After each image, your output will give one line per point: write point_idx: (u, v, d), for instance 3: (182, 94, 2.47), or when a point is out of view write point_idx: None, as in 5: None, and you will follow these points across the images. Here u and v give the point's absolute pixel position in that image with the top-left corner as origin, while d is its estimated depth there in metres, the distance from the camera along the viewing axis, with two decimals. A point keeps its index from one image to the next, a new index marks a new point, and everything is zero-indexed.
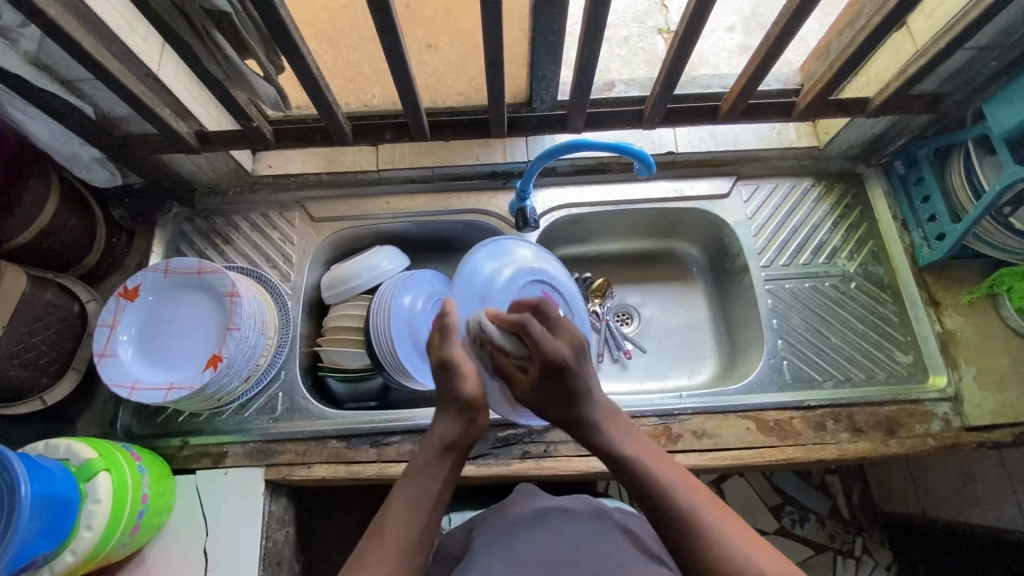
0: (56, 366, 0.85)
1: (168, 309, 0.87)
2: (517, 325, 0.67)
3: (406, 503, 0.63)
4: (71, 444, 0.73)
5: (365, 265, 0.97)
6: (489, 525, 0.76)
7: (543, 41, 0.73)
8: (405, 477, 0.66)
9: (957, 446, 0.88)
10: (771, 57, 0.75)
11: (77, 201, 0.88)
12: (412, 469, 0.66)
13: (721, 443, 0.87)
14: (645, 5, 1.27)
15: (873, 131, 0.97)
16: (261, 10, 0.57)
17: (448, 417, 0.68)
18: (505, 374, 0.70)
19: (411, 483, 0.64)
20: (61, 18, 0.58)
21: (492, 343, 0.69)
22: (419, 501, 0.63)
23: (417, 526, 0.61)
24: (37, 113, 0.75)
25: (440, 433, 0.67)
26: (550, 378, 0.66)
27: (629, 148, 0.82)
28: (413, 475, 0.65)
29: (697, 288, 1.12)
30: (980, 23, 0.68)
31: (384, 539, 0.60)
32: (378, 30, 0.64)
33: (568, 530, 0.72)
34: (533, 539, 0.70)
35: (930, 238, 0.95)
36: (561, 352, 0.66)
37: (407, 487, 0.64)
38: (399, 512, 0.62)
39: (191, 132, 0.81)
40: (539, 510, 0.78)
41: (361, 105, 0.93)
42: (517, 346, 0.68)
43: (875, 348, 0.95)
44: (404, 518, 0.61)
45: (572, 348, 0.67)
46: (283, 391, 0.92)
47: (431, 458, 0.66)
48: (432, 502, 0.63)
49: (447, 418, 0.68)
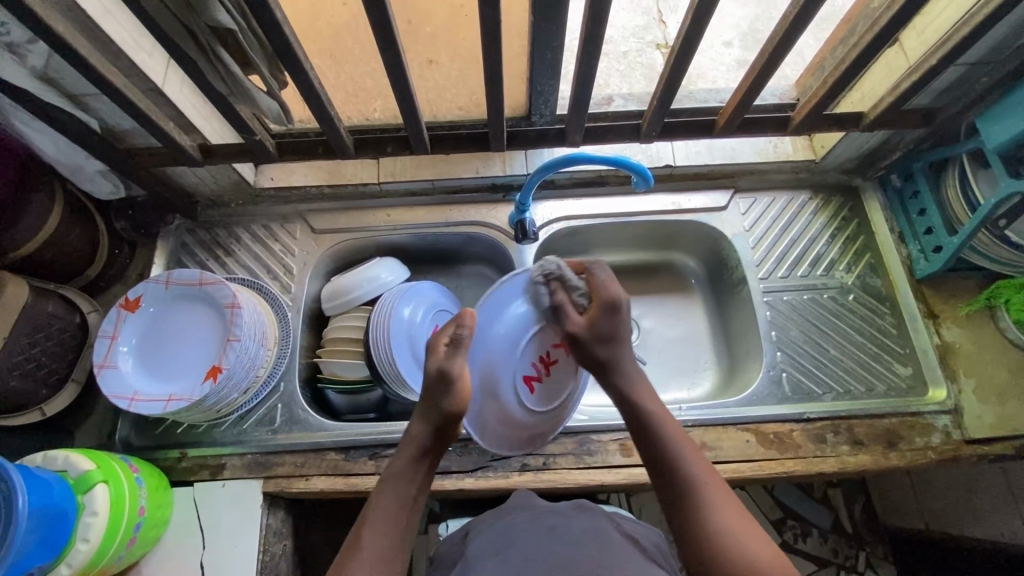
0: (56, 376, 0.85)
1: (165, 321, 0.87)
2: (584, 270, 0.77)
3: (382, 511, 0.64)
4: (69, 455, 0.73)
5: (366, 277, 0.98)
6: (488, 527, 0.76)
7: (542, 56, 0.74)
8: (380, 487, 0.67)
9: (958, 458, 0.88)
10: (765, 73, 0.76)
11: (80, 212, 0.89)
12: (387, 479, 0.67)
13: (721, 456, 0.87)
14: (643, 21, 1.30)
15: (868, 144, 0.98)
16: (265, 28, 0.58)
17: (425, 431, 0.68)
18: (559, 311, 0.74)
19: (385, 494, 0.66)
20: (70, 35, 0.59)
21: (559, 277, 0.75)
22: (394, 510, 0.64)
23: (394, 538, 0.63)
24: (44, 127, 0.76)
25: (414, 445, 0.68)
26: (607, 316, 0.72)
27: (627, 162, 0.82)
28: (386, 486, 0.66)
29: (696, 299, 1.12)
30: (970, 40, 0.69)
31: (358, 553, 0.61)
32: (379, 46, 0.65)
33: (568, 531, 0.72)
34: (531, 539, 0.70)
35: (926, 250, 0.96)
36: (618, 294, 0.73)
37: (383, 497, 0.65)
38: (372, 525, 0.63)
39: (194, 145, 0.82)
40: (535, 509, 0.78)
41: (363, 118, 0.91)
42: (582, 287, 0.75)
43: (874, 360, 0.95)
44: (378, 527, 0.63)
45: (625, 295, 0.75)
46: (282, 403, 0.92)
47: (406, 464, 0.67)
48: (404, 512, 0.65)
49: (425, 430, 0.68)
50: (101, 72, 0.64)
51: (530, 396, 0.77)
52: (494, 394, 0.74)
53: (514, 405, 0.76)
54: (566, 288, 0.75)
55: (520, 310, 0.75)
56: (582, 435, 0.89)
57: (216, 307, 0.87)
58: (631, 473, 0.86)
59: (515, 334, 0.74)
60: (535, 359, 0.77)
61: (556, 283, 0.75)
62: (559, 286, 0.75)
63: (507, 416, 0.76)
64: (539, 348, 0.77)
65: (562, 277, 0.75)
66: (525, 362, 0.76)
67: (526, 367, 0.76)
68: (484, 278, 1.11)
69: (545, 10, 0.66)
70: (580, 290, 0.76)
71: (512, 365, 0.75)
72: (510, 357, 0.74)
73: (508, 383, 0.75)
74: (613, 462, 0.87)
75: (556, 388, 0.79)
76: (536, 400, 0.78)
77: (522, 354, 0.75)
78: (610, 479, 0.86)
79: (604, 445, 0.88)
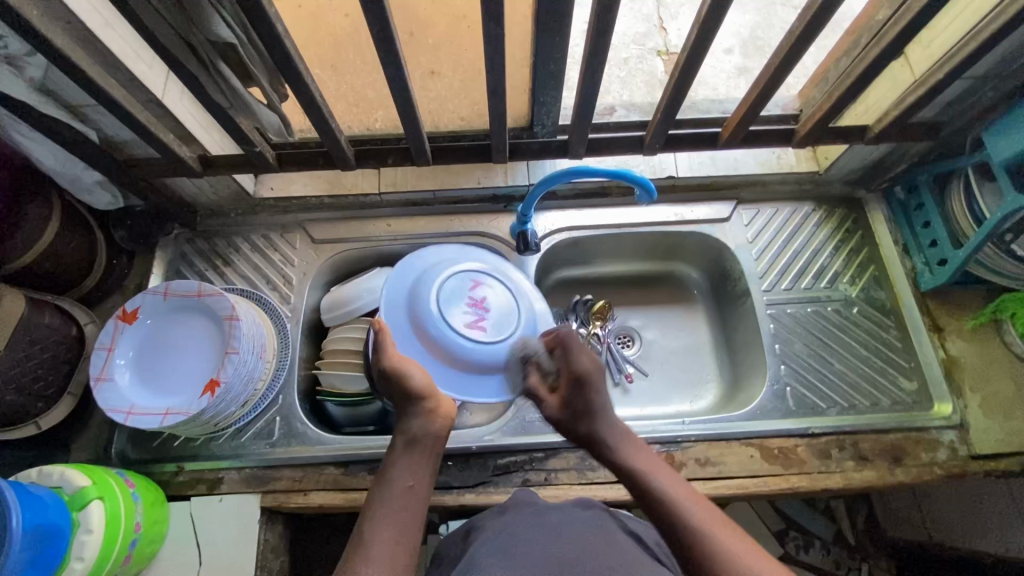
0: (52, 390, 0.84)
1: (162, 332, 0.86)
2: (553, 342, 0.77)
3: (386, 499, 0.62)
4: (65, 471, 0.72)
5: (366, 287, 0.96)
6: (486, 525, 0.73)
7: (545, 68, 0.74)
8: (382, 478, 0.65)
9: (964, 474, 0.87)
10: (771, 87, 0.76)
11: (78, 223, 0.88)
12: (387, 468, 0.65)
13: (725, 472, 0.86)
14: (644, 28, 1.29)
15: (872, 157, 0.97)
16: (267, 41, 0.57)
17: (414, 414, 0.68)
18: (535, 395, 0.76)
19: (387, 482, 0.64)
20: (69, 48, 0.58)
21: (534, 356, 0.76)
22: (399, 497, 0.62)
23: (403, 525, 0.60)
24: (42, 138, 0.75)
25: (407, 430, 0.68)
26: (572, 390, 0.73)
27: (629, 174, 0.82)
28: (388, 477, 0.64)
29: (698, 311, 1.11)
30: (978, 55, 0.69)
31: (366, 544, 0.58)
32: (381, 59, 0.64)
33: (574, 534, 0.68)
34: (535, 540, 0.66)
35: (931, 263, 0.95)
36: (582, 366, 0.73)
37: (386, 486, 0.63)
38: (377, 515, 0.60)
39: (194, 156, 0.82)
40: (536, 512, 0.74)
41: (364, 128, 0.92)
42: (553, 364, 0.76)
43: (879, 375, 0.94)
44: (385, 516, 0.60)
45: (597, 364, 0.74)
46: (280, 416, 0.91)
47: (405, 451, 0.66)
48: (411, 499, 0.63)
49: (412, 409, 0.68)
50: (101, 85, 0.63)
51: (481, 334, 0.76)
52: (445, 352, 0.74)
53: (473, 351, 0.75)
54: (537, 366, 0.77)
55: (434, 265, 0.80)
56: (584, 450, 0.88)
57: (214, 316, 0.86)
58: None
59: (428, 295, 0.76)
60: (461, 303, 0.77)
61: (533, 364, 0.76)
62: (534, 366, 0.76)
63: (478, 363, 0.75)
64: (458, 293, 0.78)
65: (535, 359, 0.76)
66: (453, 314, 0.76)
67: (458, 316, 0.76)
68: None
69: (549, 23, 0.65)
70: (550, 365, 0.77)
71: (441, 323, 0.75)
72: (434, 315, 0.75)
73: (449, 335, 0.74)
74: (616, 478, 0.86)
75: (503, 316, 0.78)
76: (490, 337, 0.76)
77: (442, 310, 0.76)
78: (612, 496, 0.85)
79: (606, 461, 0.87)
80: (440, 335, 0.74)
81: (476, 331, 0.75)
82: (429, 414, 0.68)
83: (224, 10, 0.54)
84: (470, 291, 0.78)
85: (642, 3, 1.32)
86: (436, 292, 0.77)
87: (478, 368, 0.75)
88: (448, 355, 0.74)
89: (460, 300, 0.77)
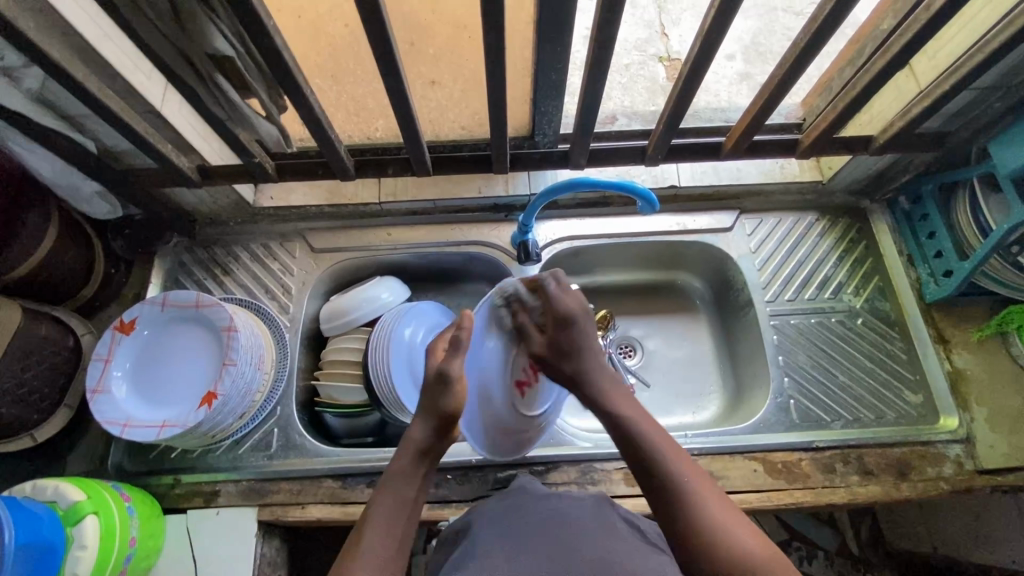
0: (48, 402, 0.83)
1: (161, 345, 0.86)
2: (536, 284, 0.73)
3: (387, 509, 0.62)
4: (59, 486, 0.71)
5: (366, 297, 0.96)
6: (489, 507, 0.72)
7: (546, 78, 0.73)
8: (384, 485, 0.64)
9: (970, 489, 0.86)
10: (774, 99, 0.75)
11: (76, 233, 0.88)
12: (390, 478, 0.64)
13: (727, 487, 0.85)
14: (646, 33, 1.29)
15: (876, 167, 0.96)
16: (266, 54, 0.56)
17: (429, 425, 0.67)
18: (519, 334, 0.73)
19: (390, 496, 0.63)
20: (65, 60, 0.58)
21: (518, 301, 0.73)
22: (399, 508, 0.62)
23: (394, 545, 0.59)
24: (39, 149, 0.75)
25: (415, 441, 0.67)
26: (559, 331, 0.70)
27: (632, 187, 0.81)
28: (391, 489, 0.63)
29: (701, 320, 1.10)
30: (985, 66, 0.68)
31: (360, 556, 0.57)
32: (381, 72, 0.64)
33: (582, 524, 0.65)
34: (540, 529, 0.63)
35: (936, 274, 0.94)
36: (569, 308, 0.70)
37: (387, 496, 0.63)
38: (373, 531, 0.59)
39: (193, 166, 0.81)
40: (542, 496, 0.73)
41: (364, 137, 0.91)
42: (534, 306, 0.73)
43: (884, 387, 0.93)
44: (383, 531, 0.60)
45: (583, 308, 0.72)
46: (278, 427, 0.90)
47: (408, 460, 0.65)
48: (404, 518, 0.62)
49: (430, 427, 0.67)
50: (98, 97, 0.62)
51: (523, 402, 0.75)
52: (489, 401, 0.72)
53: (507, 412, 0.74)
54: (523, 308, 0.73)
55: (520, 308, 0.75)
56: (585, 464, 0.87)
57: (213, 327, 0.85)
58: (635, 504, 0.84)
59: (503, 341, 0.73)
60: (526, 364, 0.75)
61: (516, 307, 0.73)
62: (518, 308, 0.73)
63: (501, 423, 0.74)
64: (527, 353, 0.75)
65: (520, 300, 0.73)
66: (514, 370, 0.74)
67: (517, 373, 0.74)
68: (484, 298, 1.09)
69: (551, 33, 0.65)
70: (535, 305, 0.73)
71: (501, 376, 0.73)
72: (500, 362, 0.72)
73: (501, 390, 0.72)
74: (617, 493, 0.85)
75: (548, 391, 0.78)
76: (528, 408, 0.76)
77: (507, 363, 0.73)
78: None
79: (607, 475, 0.86)
80: (494, 383, 0.72)
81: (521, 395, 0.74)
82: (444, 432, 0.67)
83: (222, 22, 0.53)
84: (537, 356, 0.76)
85: (644, 9, 1.31)
86: (510, 340, 0.73)
87: (500, 426, 0.75)
88: (489, 401, 0.72)
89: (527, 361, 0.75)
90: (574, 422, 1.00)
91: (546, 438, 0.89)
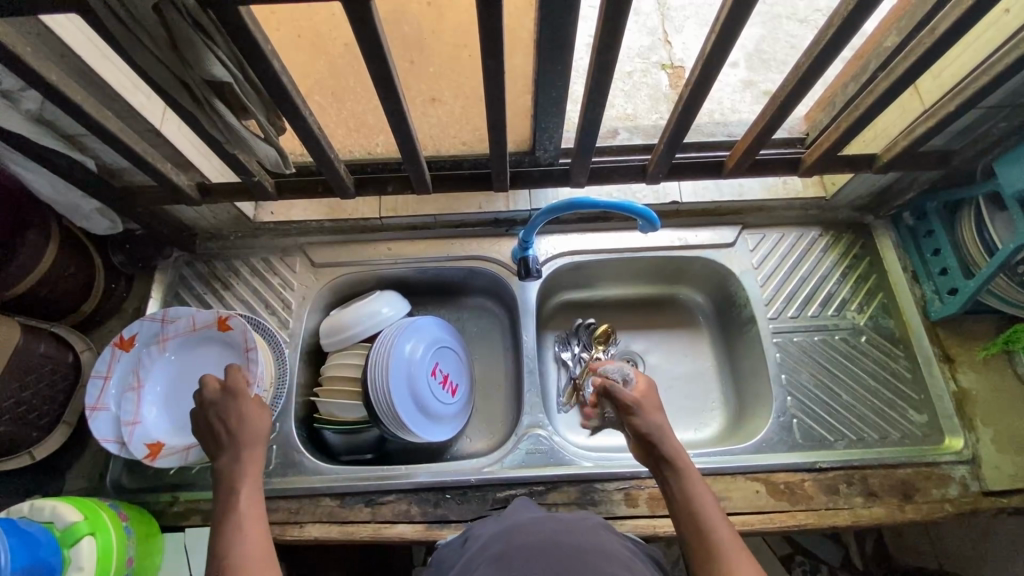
0: (46, 419, 0.83)
1: (174, 363, 0.87)
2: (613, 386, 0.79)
3: (231, 523, 0.62)
4: (56, 506, 0.71)
5: (365, 312, 0.95)
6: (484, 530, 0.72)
7: (547, 95, 0.73)
8: (220, 488, 0.66)
9: (976, 512, 0.84)
10: (777, 120, 0.74)
11: (77, 249, 0.88)
12: (222, 481, 0.66)
13: (730, 508, 0.84)
14: (648, 41, 1.28)
15: (880, 184, 0.95)
16: (263, 78, 0.56)
17: (243, 439, 0.68)
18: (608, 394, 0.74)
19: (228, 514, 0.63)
20: (63, 84, 0.58)
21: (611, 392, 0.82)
22: (248, 496, 0.65)
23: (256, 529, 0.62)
24: (38, 168, 0.75)
25: (230, 448, 0.67)
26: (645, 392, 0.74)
27: (632, 207, 0.80)
28: (227, 487, 0.65)
29: (703, 336, 1.09)
30: (990, 89, 0.67)
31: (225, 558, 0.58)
32: (380, 96, 0.63)
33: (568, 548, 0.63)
34: (532, 556, 0.60)
35: (941, 291, 0.94)
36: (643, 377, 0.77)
37: (229, 491, 0.65)
38: (230, 527, 0.61)
39: (192, 184, 0.81)
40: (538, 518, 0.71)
41: (364, 152, 0.89)
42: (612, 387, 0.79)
43: (888, 407, 0.92)
44: (240, 525, 0.61)
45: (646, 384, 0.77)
46: (277, 444, 0.89)
47: (235, 462, 0.67)
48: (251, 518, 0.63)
49: (246, 436, 0.69)
50: (97, 118, 0.62)
51: (448, 401, 0.94)
52: (419, 400, 0.90)
53: (438, 409, 0.93)
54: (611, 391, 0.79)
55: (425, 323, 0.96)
56: (585, 484, 0.86)
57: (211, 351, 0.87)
58: (635, 525, 0.83)
59: (420, 352, 0.92)
60: (441, 370, 0.95)
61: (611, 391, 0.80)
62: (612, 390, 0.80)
63: (437, 419, 0.93)
64: (442, 362, 0.96)
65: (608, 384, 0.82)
66: (434, 376, 0.93)
67: (436, 379, 0.93)
68: (486, 312, 1.09)
69: (552, 52, 0.64)
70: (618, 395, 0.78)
71: (424, 382, 0.91)
72: (419, 373, 0.91)
73: (431, 395, 0.92)
74: (618, 513, 0.84)
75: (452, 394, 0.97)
76: (450, 405, 0.95)
77: (428, 370, 0.92)
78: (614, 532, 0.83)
79: (608, 495, 0.85)
80: (421, 389, 0.91)
81: (448, 393, 0.95)
82: (256, 439, 0.69)
83: (219, 49, 0.52)
84: (445, 364, 0.97)
85: (646, 16, 1.31)
86: (428, 353, 0.93)
87: (436, 424, 0.93)
88: (422, 406, 0.91)
89: (440, 368, 0.95)
90: (574, 438, 1.00)
91: (546, 457, 0.88)
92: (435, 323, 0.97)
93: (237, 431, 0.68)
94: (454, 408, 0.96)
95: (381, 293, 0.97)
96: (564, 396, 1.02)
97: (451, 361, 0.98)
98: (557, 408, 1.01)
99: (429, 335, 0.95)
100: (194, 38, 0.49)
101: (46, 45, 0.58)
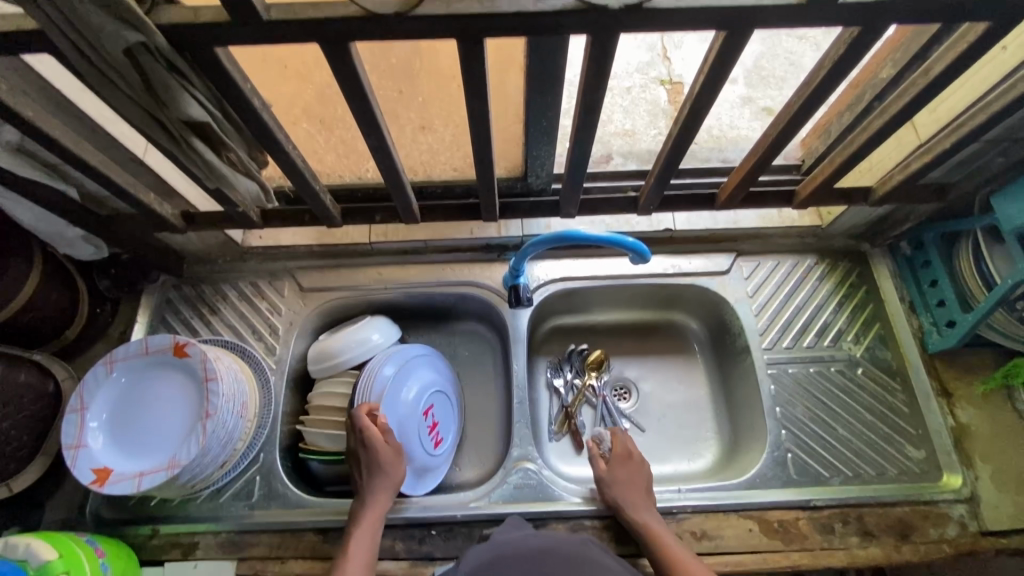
0: (23, 451, 0.81)
1: (118, 387, 0.83)
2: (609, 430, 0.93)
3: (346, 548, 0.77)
4: (31, 543, 0.69)
5: (355, 340, 0.93)
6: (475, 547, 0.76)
7: (538, 124, 0.72)
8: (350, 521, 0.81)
9: (974, 553, 0.82)
10: (769, 156, 0.73)
11: (60, 276, 0.87)
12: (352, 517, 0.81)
13: (722, 547, 0.82)
14: (647, 57, 1.27)
15: (876, 214, 0.94)
16: (243, 115, 0.55)
17: (371, 483, 0.81)
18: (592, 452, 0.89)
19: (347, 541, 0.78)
20: (41, 120, 0.57)
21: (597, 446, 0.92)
22: (364, 535, 0.78)
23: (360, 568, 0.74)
24: (19, 198, 0.74)
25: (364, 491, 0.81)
26: (622, 444, 0.89)
27: (623, 241, 0.79)
28: (352, 522, 0.79)
29: (697, 363, 1.07)
30: (985, 127, 0.66)
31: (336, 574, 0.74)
32: (364, 132, 0.62)
33: None
34: None
35: (939, 323, 0.92)
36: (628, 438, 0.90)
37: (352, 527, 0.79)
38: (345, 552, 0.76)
39: (177, 213, 0.80)
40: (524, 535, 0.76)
41: (354, 177, 0.89)
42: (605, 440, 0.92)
43: (884, 442, 0.90)
44: (351, 552, 0.76)
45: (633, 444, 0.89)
46: (260, 475, 0.88)
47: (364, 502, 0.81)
48: (365, 547, 0.77)
49: (374, 482, 0.81)
50: (76, 153, 0.61)
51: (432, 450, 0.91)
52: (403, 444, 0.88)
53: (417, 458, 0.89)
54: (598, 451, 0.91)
55: (424, 369, 0.94)
56: (574, 520, 0.85)
57: (176, 383, 0.84)
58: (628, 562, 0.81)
59: (414, 396, 0.91)
60: (433, 415, 0.93)
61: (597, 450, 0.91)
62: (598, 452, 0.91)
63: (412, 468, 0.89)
64: (436, 407, 0.94)
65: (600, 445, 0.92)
66: (424, 422, 0.91)
67: (425, 425, 0.91)
68: (477, 336, 1.07)
69: (540, 83, 0.63)
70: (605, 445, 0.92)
71: (411, 425, 0.89)
72: (408, 415, 0.89)
73: (416, 440, 0.89)
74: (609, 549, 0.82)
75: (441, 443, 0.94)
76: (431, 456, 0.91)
77: (418, 415, 0.91)
78: None
79: (597, 532, 0.84)
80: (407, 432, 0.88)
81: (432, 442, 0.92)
82: (384, 484, 0.81)
83: (196, 90, 0.51)
84: (439, 410, 0.94)
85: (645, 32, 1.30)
86: (422, 396, 0.92)
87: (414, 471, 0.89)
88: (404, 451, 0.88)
89: (432, 413, 0.93)
90: (566, 470, 0.98)
91: (536, 492, 0.86)
92: (434, 368, 0.96)
93: (371, 477, 0.81)
94: (438, 458, 0.92)
95: (371, 318, 0.96)
96: (556, 424, 1.00)
97: (444, 408, 0.96)
98: (549, 437, 1.00)
99: (426, 380, 0.93)
100: (169, 79, 0.48)
101: (24, 80, 0.57)
